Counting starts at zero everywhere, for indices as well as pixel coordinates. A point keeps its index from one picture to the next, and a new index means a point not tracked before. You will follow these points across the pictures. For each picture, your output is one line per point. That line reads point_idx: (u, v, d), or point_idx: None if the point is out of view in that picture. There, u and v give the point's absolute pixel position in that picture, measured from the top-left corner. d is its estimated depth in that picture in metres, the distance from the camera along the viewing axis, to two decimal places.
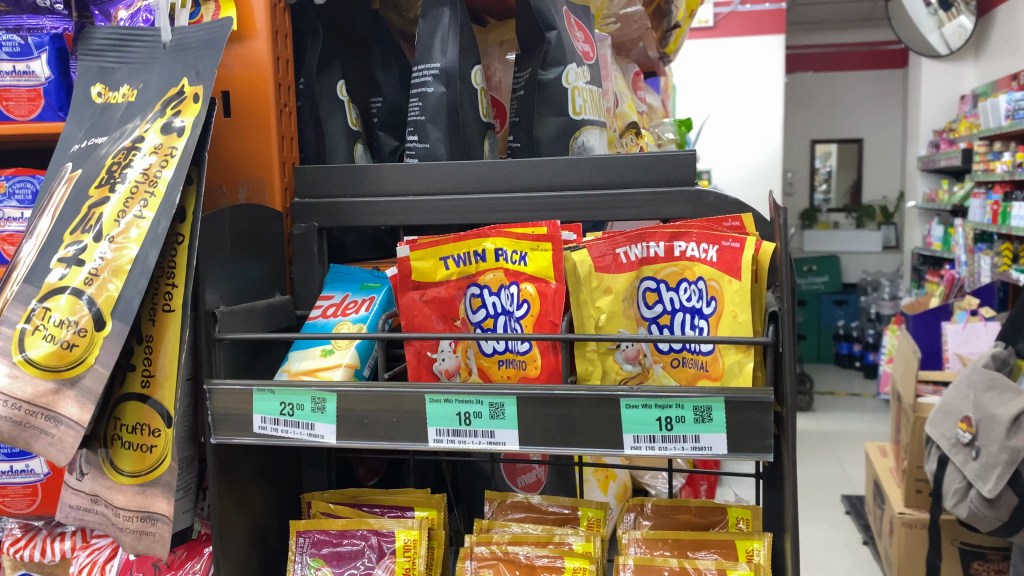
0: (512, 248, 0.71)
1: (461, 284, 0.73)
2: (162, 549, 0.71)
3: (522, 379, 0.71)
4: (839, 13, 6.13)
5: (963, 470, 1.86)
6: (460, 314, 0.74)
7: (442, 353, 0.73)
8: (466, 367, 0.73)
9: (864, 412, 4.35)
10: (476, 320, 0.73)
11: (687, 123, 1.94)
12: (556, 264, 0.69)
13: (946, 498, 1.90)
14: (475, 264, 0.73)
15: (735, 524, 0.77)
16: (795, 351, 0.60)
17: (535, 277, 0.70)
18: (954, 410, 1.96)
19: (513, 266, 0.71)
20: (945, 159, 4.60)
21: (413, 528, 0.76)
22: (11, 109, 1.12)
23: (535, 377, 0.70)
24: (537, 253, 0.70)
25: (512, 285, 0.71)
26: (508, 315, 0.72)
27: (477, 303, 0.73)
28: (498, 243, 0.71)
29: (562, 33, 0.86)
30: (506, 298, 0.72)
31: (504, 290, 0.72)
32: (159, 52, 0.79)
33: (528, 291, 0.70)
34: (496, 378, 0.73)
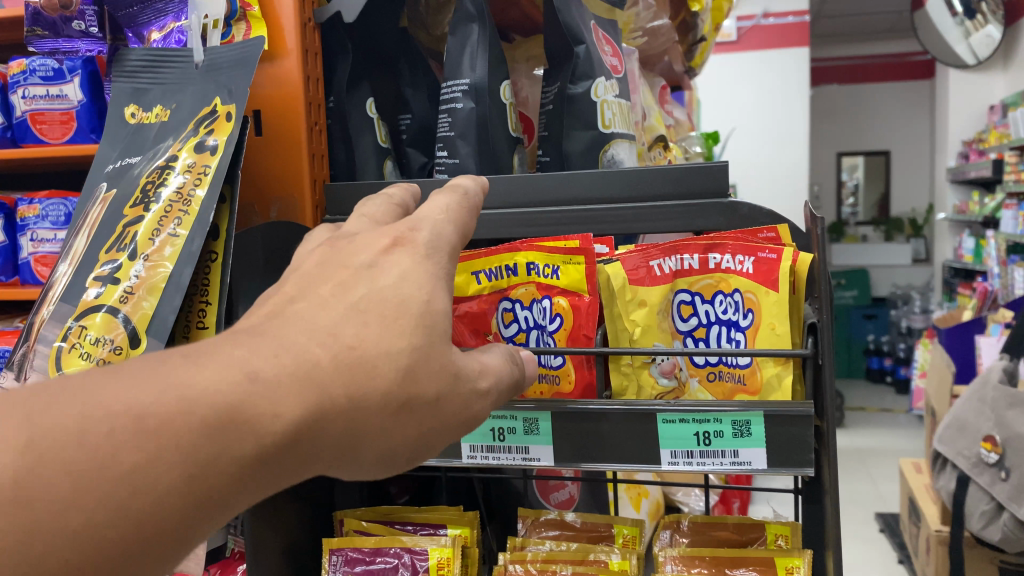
0: (544, 262, 0.71)
1: (494, 299, 0.73)
2: (196, 567, 0.74)
3: (556, 395, 0.71)
4: (865, 24, 6.08)
5: (990, 492, 1.82)
6: (493, 329, 0.73)
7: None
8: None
9: (896, 427, 4.28)
10: (508, 335, 0.73)
11: (715, 137, 1.92)
12: (590, 278, 0.69)
13: (972, 518, 1.87)
14: (506, 278, 0.72)
15: (774, 541, 0.75)
16: (833, 361, 0.59)
17: (568, 291, 0.70)
18: (969, 427, 1.90)
19: (547, 280, 0.71)
20: (976, 169, 4.52)
21: (446, 547, 0.75)
22: (46, 132, 1.27)
23: (569, 393, 0.70)
24: (569, 266, 0.70)
25: (544, 299, 0.71)
26: (542, 329, 0.71)
27: (509, 317, 0.73)
28: (530, 256, 0.71)
29: (590, 47, 0.86)
30: (539, 312, 0.71)
31: (536, 304, 0.72)
32: (192, 72, 0.80)
33: (561, 304, 0.70)
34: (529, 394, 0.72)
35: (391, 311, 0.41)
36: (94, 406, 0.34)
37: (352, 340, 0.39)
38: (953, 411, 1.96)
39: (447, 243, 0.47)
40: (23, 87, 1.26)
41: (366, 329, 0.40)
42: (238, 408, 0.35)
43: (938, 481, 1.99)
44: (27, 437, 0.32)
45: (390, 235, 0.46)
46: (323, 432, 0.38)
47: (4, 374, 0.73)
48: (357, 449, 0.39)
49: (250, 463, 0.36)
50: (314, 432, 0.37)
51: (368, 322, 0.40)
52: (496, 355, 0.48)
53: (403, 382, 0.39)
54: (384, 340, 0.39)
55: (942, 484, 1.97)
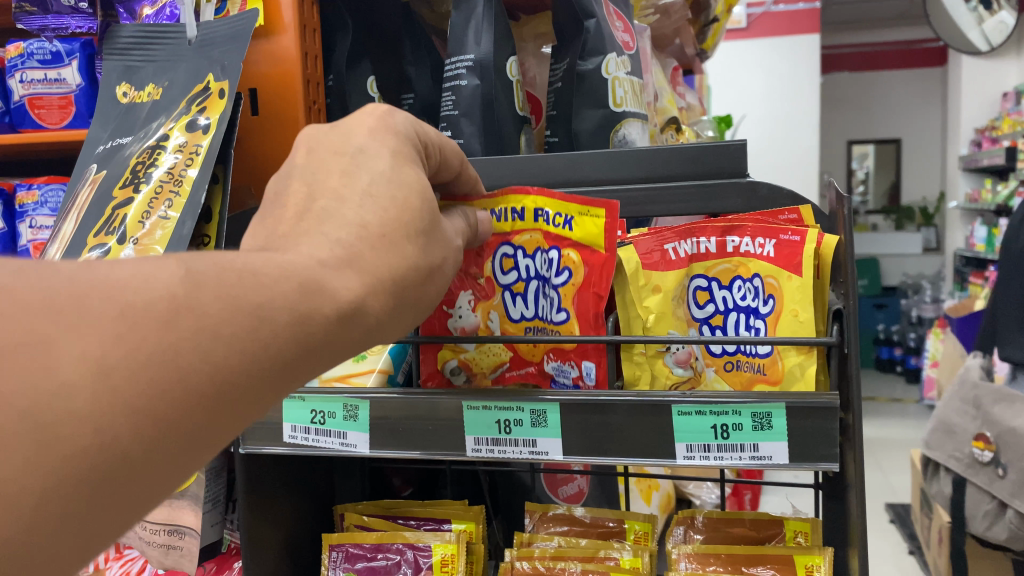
0: (557, 209, 0.66)
1: (494, 242, 0.67)
2: (189, 563, 0.71)
3: (556, 351, 0.66)
4: (877, 10, 5.97)
5: (990, 490, 1.74)
6: (486, 273, 0.68)
7: (460, 311, 0.68)
8: (485, 329, 0.68)
9: (906, 417, 4.22)
10: (505, 282, 0.67)
11: (725, 120, 1.88)
12: (606, 231, 0.63)
13: (973, 521, 1.76)
14: (511, 222, 0.67)
15: (793, 538, 0.72)
16: (860, 351, 0.56)
17: (578, 244, 0.65)
18: (957, 429, 1.85)
19: (556, 229, 0.66)
20: (988, 158, 4.42)
21: (450, 543, 0.71)
22: (44, 116, 1.25)
23: (567, 349, 0.66)
24: (584, 218, 0.64)
25: (552, 250, 0.66)
26: (545, 281, 0.67)
27: (509, 263, 0.68)
28: (538, 202, 0.66)
29: (602, 21, 0.82)
30: (542, 262, 0.67)
31: (540, 254, 0.67)
32: (185, 49, 0.77)
33: (570, 257, 0.66)
34: (521, 347, 0.68)
35: (423, 224, 0.45)
36: (227, 270, 0.35)
37: (379, 226, 0.41)
38: (935, 415, 1.93)
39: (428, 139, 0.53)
40: (21, 71, 1.25)
41: (423, 241, 0.44)
42: (322, 284, 0.37)
43: (932, 487, 1.93)
44: (191, 286, 0.34)
45: (376, 113, 0.50)
46: (379, 308, 0.40)
47: None
48: (405, 319, 0.43)
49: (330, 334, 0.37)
50: (372, 310, 0.40)
51: (384, 206, 0.43)
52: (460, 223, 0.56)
53: (424, 253, 0.43)
54: (399, 220, 0.42)
55: (938, 490, 1.91)
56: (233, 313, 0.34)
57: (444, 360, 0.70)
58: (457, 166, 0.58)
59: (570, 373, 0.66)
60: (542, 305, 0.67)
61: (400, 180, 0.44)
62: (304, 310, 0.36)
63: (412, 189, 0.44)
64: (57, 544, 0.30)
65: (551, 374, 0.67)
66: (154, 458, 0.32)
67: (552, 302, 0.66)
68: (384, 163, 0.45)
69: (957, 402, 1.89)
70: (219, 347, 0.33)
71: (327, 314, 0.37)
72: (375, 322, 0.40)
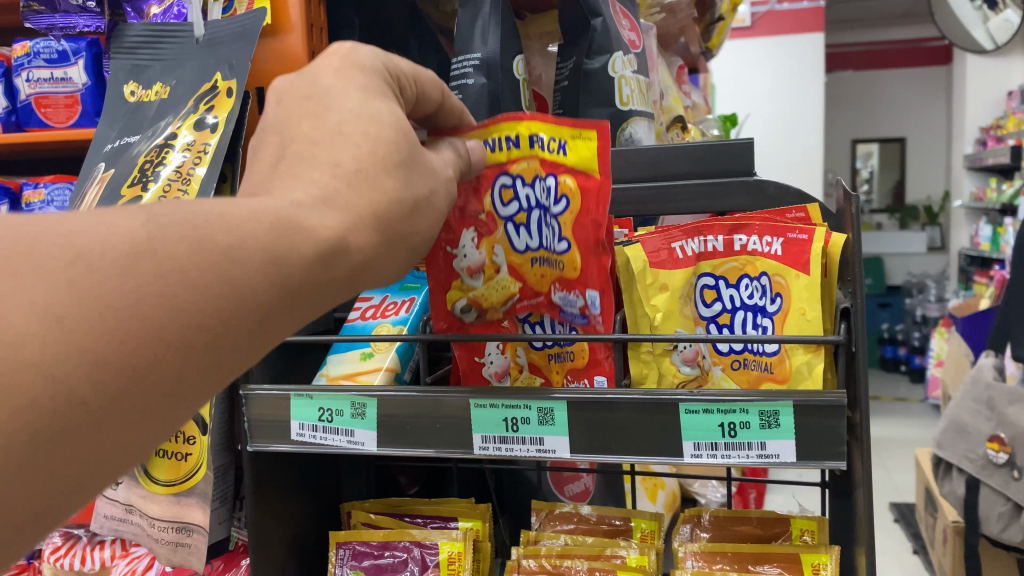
0: (552, 133, 0.62)
1: (491, 174, 0.63)
2: (197, 560, 0.71)
3: (559, 282, 0.64)
4: (881, 9, 5.95)
5: (1005, 492, 1.73)
6: (486, 207, 0.63)
7: (464, 250, 0.65)
8: (491, 266, 0.64)
9: (910, 417, 4.21)
10: (506, 215, 0.63)
11: (731, 119, 1.88)
12: (601, 155, 0.62)
13: (988, 523, 1.75)
14: (507, 151, 0.62)
15: (799, 537, 0.72)
16: (867, 350, 0.55)
17: (575, 170, 0.62)
18: (969, 429, 1.84)
19: (553, 155, 0.62)
20: (993, 157, 4.41)
21: (457, 540, 0.72)
22: (50, 116, 1.26)
23: (571, 279, 0.63)
24: (578, 141, 0.62)
25: (549, 177, 0.62)
26: (546, 211, 0.63)
27: (508, 195, 0.63)
28: (534, 126, 0.61)
29: (608, 19, 0.82)
30: (541, 190, 0.63)
31: (538, 182, 0.63)
32: (192, 47, 0.77)
33: (567, 184, 0.62)
34: (528, 278, 0.65)
35: (430, 221, 0.45)
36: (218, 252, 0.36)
37: (352, 164, 0.41)
38: (946, 414, 1.90)
39: (402, 69, 0.50)
40: (27, 70, 1.25)
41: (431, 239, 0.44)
42: (292, 222, 0.38)
43: (944, 487, 1.92)
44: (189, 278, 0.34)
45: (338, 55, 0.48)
46: (360, 245, 0.40)
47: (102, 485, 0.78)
48: (393, 257, 0.43)
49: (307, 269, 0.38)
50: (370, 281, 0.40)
51: (356, 142, 0.42)
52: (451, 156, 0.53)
53: (406, 185, 0.43)
54: (374, 154, 0.42)
55: (950, 490, 1.89)
56: (195, 248, 0.34)
57: (451, 299, 0.66)
58: (438, 97, 0.55)
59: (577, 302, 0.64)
60: (546, 236, 0.63)
61: (371, 114, 0.44)
62: (274, 246, 0.37)
63: (386, 123, 0.44)
64: (23, 498, 0.31)
65: (558, 305, 0.65)
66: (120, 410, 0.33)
67: (553, 232, 0.63)
68: (353, 93, 0.44)
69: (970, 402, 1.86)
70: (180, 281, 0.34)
71: (301, 248, 0.37)
72: (356, 261, 0.40)
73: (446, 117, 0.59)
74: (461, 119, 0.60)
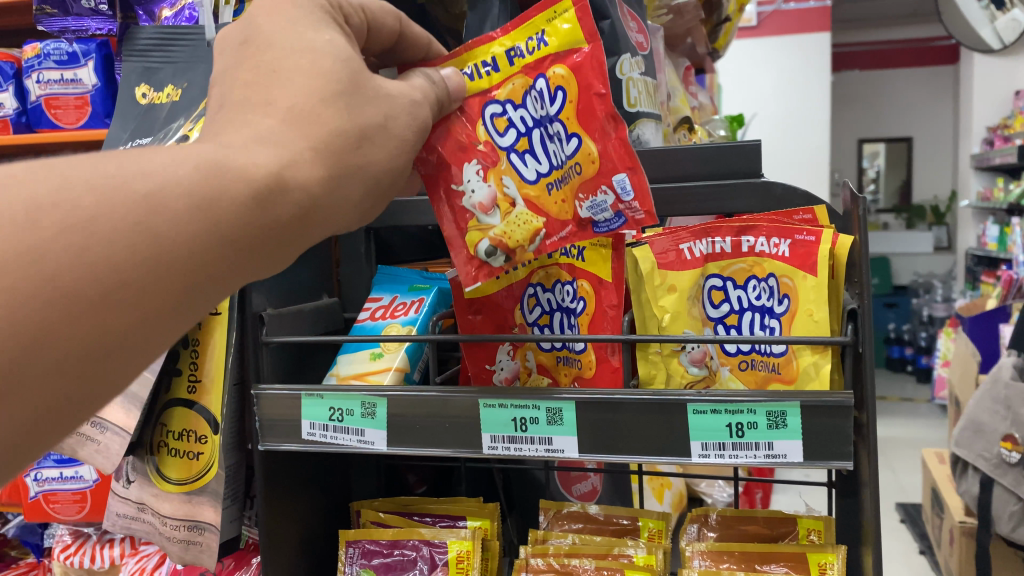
0: (526, 38, 0.61)
1: (478, 104, 0.62)
2: (209, 558, 0.72)
3: (583, 187, 0.60)
4: (887, 8, 5.95)
5: (1016, 491, 1.72)
6: (482, 137, 0.61)
7: (471, 186, 0.62)
8: (505, 199, 0.61)
9: (917, 418, 4.20)
10: (506, 144, 0.62)
11: (737, 120, 1.88)
12: (580, 25, 0.60)
13: (998, 522, 1.74)
14: (490, 78, 0.62)
15: (806, 537, 0.72)
16: (874, 351, 0.56)
17: (562, 56, 0.60)
18: (987, 429, 1.83)
19: (534, 56, 0.61)
20: (1000, 156, 4.38)
21: (466, 539, 0.72)
22: (61, 117, 1.27)
23: (594, 176, 0.60)
24: (554, 27, 0.60)
25: (538, 80, 0.61)
26: (542, 122, 0.61)
27: (503, 122, 0.62)
28: (506, 40, 0.61)
29: (616, 23, 0.82)
30: (535, 100, 0.61)
31: (530, 95, 0.61)
32: (204, 50, 0.78)
33: (558, 76, 0.60)
34: (550, 209, 0.61)
35: None
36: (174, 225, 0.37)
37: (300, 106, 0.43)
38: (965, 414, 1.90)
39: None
40: (37, 71, 1.26)
41: None
42: (229, 156, 0.40)
43: (961, 486, 1.91)
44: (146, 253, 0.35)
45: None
46: (302, 180, 0.42)
47: (115, 483, 0.79)
48: (343, 196, 0.45)
49: (249, 202, 0.40)
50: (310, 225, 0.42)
51: (294, 78, 0.45)
52: (419, 77, 0.56)
53: (350, 117, 0.45)
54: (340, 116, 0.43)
55: (966, 489, 1.90)
56: (137, 177, 0.37)
57: (473, 244, 0.62)
58: (395, 25, 0.58)
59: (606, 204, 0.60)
60: (552, 150, 0.61)
61: (308, 45, 0.46)
62: (215, 177, 0.39)
63: (324, 55, 0.46)
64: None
65: (589, 218, 0.61)
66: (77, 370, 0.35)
67: (560, 136, 0.61)
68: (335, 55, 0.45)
69: (988, 402, 1.85)
70: (120, 205, 0.36)
71: (242, 180, 0.39)
72: (302, 200, 0.42)
73: (411, 49, 0.62)
74: (428, 49, 0.63)
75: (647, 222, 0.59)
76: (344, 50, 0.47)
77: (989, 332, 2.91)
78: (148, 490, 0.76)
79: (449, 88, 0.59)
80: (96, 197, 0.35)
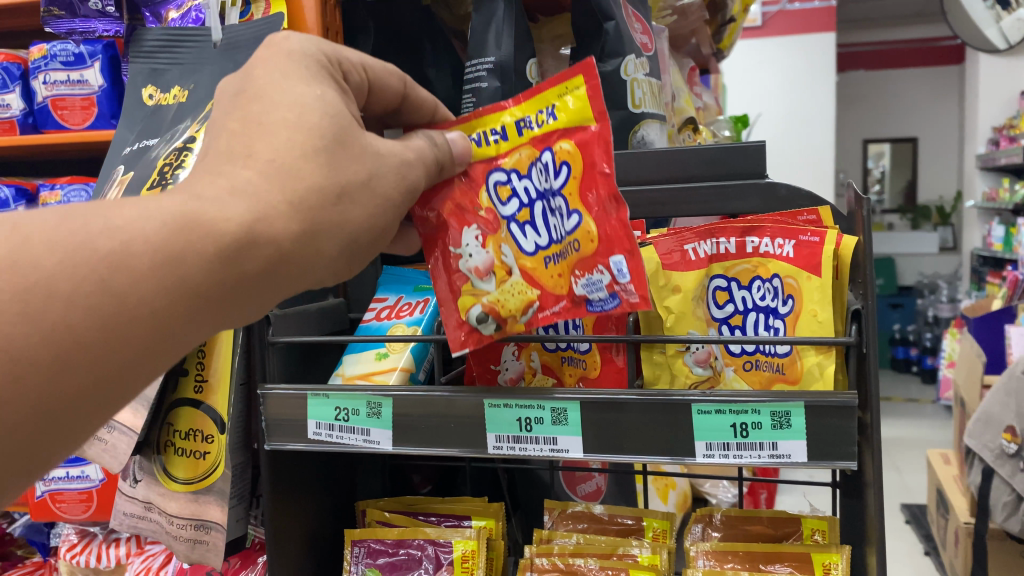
0: (537, 110, 0.59)
1: (483, 171, 0.62)
2: (215, 557, 0.73)
3: (580, 264, 0.58)
4: (892, 8, 5.93)
5: (1011, 482, 1.73)
6: (484, 204, 0.62)
7: (469, 250, 0.62)
8: (502, 266, 0.61)
9: (923, 419, 4.18)
10: (508, 213, 0.61)
11: (741, 120, 1.88)
12: (591, 102, 0.56)
13: (994, 510, 1.77)
14: (496, 146, 0.61)
15: (810, 536, 0.72)
16: (879, 351, 0.56)
17: (570, 131, 0.58)
18: (997, 420, 1.81)
19: (542, 128, 0.59)
20: (1005, 157, 4.37)
21: (471, 539, 0.72)
22: (67, 118, 1.27)
23: (591, 254, 0.57)
24: (566, 100, 0.58)
25: (545, 153, 0.59)
26: (546, 195, 0.60)
27: (506, 192, 0.61)
28: (516, 111, 0.60)
29: (621, 23, 0.83)
30: (540, 173, 0.60)
31: (536, 166, 0.60)
32: (210, 52, 0.78)
33: (565, 150, 0.58)
34: (545, 282, 0.60)
35: None
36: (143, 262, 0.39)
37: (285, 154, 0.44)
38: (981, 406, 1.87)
39: (357, 62, 0.55)
40: (45, 73, 1.27)
41: None
42: (200, 210, 0.42)
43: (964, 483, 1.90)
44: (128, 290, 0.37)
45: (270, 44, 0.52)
46: (274, 234, 0.43)
47: (122, 483, 0.79)
48: (321, 250, 0.46)
49: (217, 255, 0.42)
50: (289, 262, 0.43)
51: (276, 131, 0.45)
52: (420, 138, 0.57)
53: (331, 174, 0.45)
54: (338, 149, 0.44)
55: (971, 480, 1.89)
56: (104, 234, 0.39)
57: (467, 308, 0.63)
58: (399, 88, 0.60)
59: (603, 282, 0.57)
60: (553, 224, 0.60)
61: (296, 100, 0.47)
62: (182, 233, 0.41)
63: (312, 110, 0.46)
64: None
65: (584, 295, 0.58)
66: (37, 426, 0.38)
67: (561, 211, 0.59)
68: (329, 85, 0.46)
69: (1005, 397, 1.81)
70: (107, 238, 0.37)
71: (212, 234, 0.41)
72: (271, 253, 0.43)
73: (416, 114, 0.63)
74: (434, 113, 0.64)
75: (640, 305, 0.56)
76: (332, 106, 0.48)
77: (995, 332, 2.90)
78: (155, 490, 0.76)
79: (455, 151, 0.60)
80: (58, 258, 0.38)
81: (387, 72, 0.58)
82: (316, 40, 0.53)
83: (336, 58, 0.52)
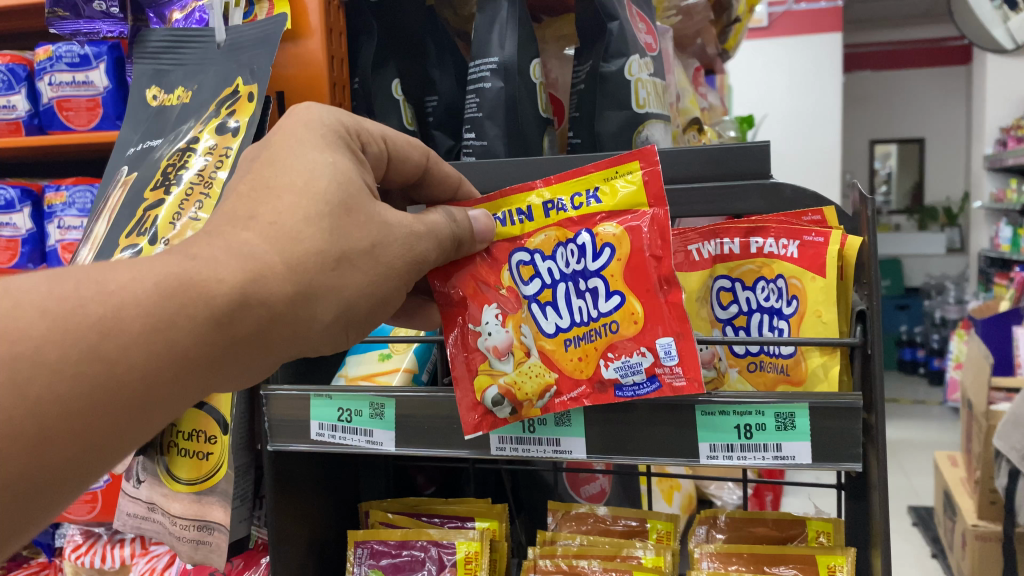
0: (573, 193, 0.61)
1: (506, 250, 0.63)
2: (219, 558, 0.73)
3: (614, 348, 0.58)
4: (899, 8, 5.90)
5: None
6: (506, 283, 0.63)
7: (489, 328, 0.62)
8: (520, 347, 0.61)
9: (930, 420, 4.17)
10: (530, 293, 0.62)
11: (746, 121, 1.87)
12: (647, 188, 0.59)
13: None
14: (521, 225, 0.63)
15: (815, 538, 0.72)
16: (883, 352, 0.55)
17: (616, 215, 0.60)
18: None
19: (579, 211, 0.61)
20: (1012, 157, 4.34)
21: (474, 540, 0.72)
22: (72, 119, 1.27)
23: (633, 336, 0.57)
24: (613, 185, 0.60)
25: (581, 235, 0.61)
26: (572, 276, 0.61)
27: (529, 271, 0.62)
28: (549, 192, 0.62)
29: (625, 23, 0.83)
30: (571, 253, 0.61)
31: (565, 248, 0.61)
32: (214, 53, 0.78)
33: (608, 233, 0.60)
34: (563, 364, 0.60)
35: None
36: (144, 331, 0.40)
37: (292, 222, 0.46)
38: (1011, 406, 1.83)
39: (377, 133, 0.58)
40: (50, 74, 1.27)
41: None
42: (191, 274, 0.43)
43: None
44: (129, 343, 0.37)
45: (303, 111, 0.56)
46: (267, 297, 0.45)
47: (124, 483, 0.79)
48: (316, 309, 0.47)
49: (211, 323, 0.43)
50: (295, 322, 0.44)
51: (280, 195, 0.47)
52: (439, 213, 0.58)
53: (333, 240, 0.48)
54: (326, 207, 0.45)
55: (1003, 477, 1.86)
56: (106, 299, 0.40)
57: (483, 389, 0.61)
58: (421, 161, 0.62)
59: (641, 366, 0.57)
60: (578, 306, 0.60)
61: (309, 166, 0.49)
62: (174, 299, 0.42)
63: (319, 178, 0.49)
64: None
65: (614, 379, 0.58)
66: (26, 491, 0.39)
67: (596, 293, 0.59)
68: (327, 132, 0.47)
69: None
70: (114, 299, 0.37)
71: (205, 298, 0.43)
72: (262, 315, 0.45)
73: (439, 188, 0.65)
74: (459, 189, 0.66)
75: (689, 388, 0.55)
76: (343, 173, 0.50)
77: (1002, 333, 2.88)
78: (156, 491, 0.76)
79: (475, 230, 0.62)
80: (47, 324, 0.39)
81: (407, 145, 0.61)
82: (339, 111, 0.56)
83: (355, 130, 0.56)
